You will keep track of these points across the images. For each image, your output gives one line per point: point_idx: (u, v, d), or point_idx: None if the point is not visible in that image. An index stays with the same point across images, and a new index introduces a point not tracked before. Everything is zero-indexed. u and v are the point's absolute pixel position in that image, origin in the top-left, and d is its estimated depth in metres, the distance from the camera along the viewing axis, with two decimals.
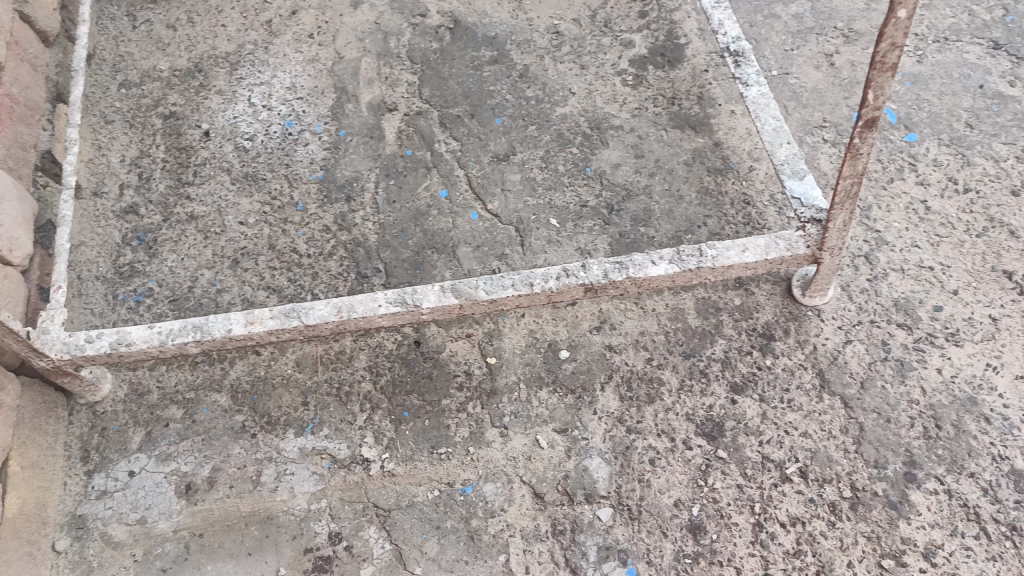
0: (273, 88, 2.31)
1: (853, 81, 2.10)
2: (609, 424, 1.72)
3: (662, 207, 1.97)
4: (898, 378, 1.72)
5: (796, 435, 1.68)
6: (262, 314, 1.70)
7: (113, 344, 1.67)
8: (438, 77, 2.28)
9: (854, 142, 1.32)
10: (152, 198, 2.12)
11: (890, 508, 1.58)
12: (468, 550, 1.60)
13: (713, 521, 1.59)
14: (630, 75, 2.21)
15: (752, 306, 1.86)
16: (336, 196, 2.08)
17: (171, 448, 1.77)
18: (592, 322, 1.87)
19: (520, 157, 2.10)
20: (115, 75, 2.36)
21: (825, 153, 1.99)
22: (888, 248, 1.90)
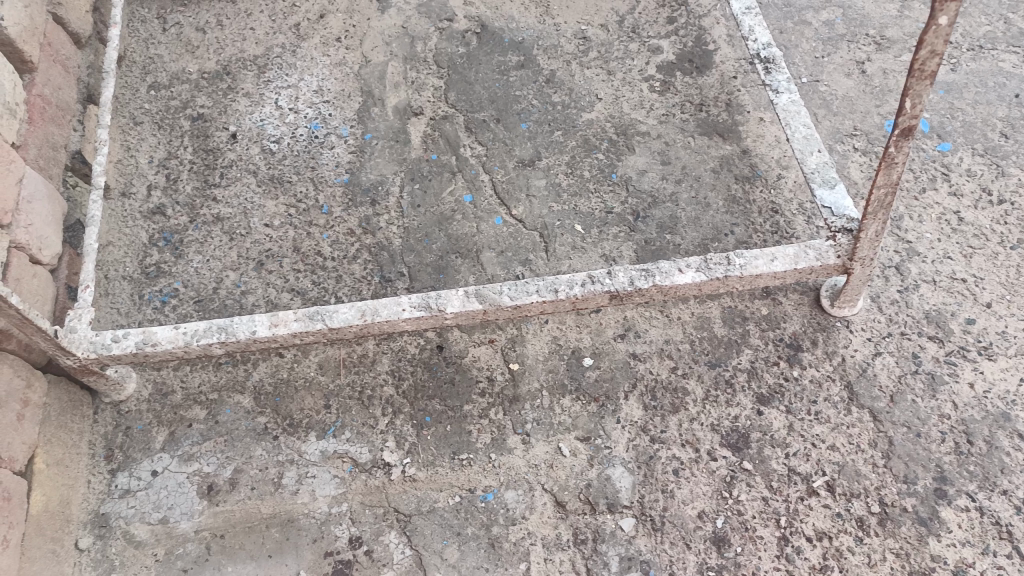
0: (300, 91, 2.32)
1: (885, 88, 2.07)
2: (633, 433, 1.71)
3: (689, 214, 1.95)
4: (929, 393, 1.69)
5: (823, 448, 1.65)
6: (286, 316, 1.70)
7: (139, 344, 1.68)
8: (465, 81, 2.28)
9: (890, 151, 1.30)
10: (179, 199, 2.13)
11: (919, 525, 1.55)
12: (489, 558, 1.59)
13: (737, 533, 1.57)
14: (658, 81, 2.20)
15: (779, 316, 1.83)
16: (361, 199, 2.08)
17: (194, 448, 1.77)
18: (616, 330, 1.85)
19: (545, 162, 2.09)
20: (145, 77, 2.38)
21: (855, 162, 1.94)
22: (919, 258, 1.87)
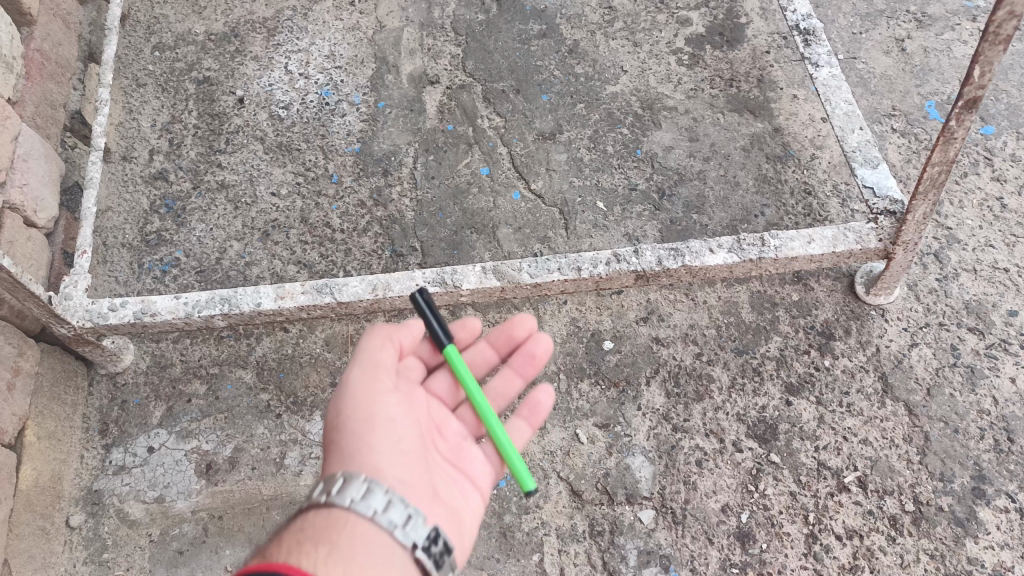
0: (311, 55, 2.22)
1: (926, 67, 1.98)
2: (654, 421, 1.62)
3: (717, 194, 1.86)
4: (968, 387, 1.61)
5: (854, 442, 1.57)
6: (292, 289, 1.63)
7: (137, 314, 1.61)
8: (483, 50, 2.18)
9: (951, 125, 1.25)
10: (182, 164, 2.04)
11: (956, 525, 1.47)
12: (500, 547, 1.50)
13: (764, 529, 1.49)
14: (686, 54, 2.10)
15: (811, 303, 1.74)
16: (373, 169, 1.99)
17: (192, 425, 1.69)
18: (639, 312, 1.76)
19: (567, 136, 1.99)
20: (149, 37, 2.28)
21: (893, 143, 1.85)
22: (959, 246, 1.78)
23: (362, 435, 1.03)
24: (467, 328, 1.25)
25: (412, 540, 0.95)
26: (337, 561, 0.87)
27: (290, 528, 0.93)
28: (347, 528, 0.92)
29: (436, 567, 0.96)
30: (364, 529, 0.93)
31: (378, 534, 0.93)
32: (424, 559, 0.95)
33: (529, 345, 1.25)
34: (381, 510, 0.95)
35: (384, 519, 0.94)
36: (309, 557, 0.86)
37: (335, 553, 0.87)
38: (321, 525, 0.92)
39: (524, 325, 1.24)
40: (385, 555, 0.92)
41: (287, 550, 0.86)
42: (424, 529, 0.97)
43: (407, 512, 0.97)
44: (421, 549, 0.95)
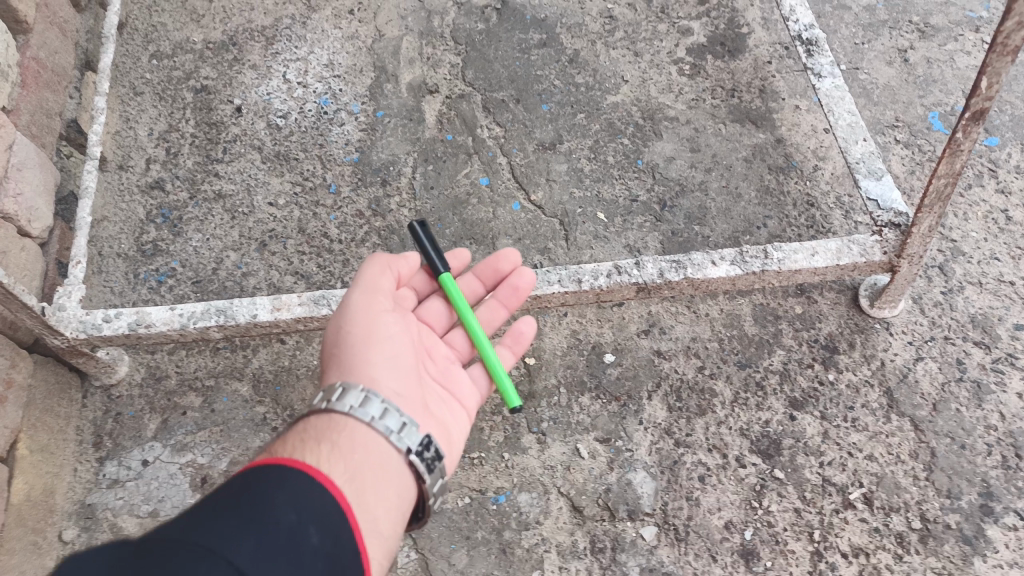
0: (309, 64, 2.20)
1: (929, 78, 1.97)
2: (657, 436, 1.60)
3: (719, 205, 1.84)
4: (974, 402, 1.59)
5: (859, 458, 1.54)
6: (289, 300, 1.64)
7: (132, 325, 1.61)
8: (483, 59, 2.16)
9: (958, 137, 1.24)
10: (179, 174, 2.02)
11: (963, 543, 1.45)
12: (500, 564, 1.48)
13: (768, 547, 1.47)
14: (688, 64, 2.09)
15: (814, 316, 1.72)
16: (371, 179, 1.97)
17: (187, 438, 1.67)
18: (640, 325, 1.74)
19: (567, 146, 1.98)
20: (147, 46, 2.27)
21: (896, 155, 1.84)
22: (964, 259, 1.76)
23: (362, 351, 1.14)
24: (460, 259, 1.39)
25: (406, 445, 1.07)
26: (336, 461, 0.99)
27: (296, 430, 1.05)
28: (347, 433, 1.04)
29: (427, 470, 1.08)
30: (363, 435, 1.05)
31: (374, 439, 1.05)
32: (416, 461, 1.07)
33: (511, 279, 1.38)
34: (378, 418, 1.07)
35: (381, 426, 1.06)
36: (312, 455, 0.98)
37: (336, 454, 1.00)
38: (324, 429, 1.04)
39: (508, 259, 1.39)
40: (380, 458, 1.04)
41: (292, 448, 0.99)
42: (417, 436, 1.09)
43: (402, 420, 1.08)
44: (414, 453, 1.07)
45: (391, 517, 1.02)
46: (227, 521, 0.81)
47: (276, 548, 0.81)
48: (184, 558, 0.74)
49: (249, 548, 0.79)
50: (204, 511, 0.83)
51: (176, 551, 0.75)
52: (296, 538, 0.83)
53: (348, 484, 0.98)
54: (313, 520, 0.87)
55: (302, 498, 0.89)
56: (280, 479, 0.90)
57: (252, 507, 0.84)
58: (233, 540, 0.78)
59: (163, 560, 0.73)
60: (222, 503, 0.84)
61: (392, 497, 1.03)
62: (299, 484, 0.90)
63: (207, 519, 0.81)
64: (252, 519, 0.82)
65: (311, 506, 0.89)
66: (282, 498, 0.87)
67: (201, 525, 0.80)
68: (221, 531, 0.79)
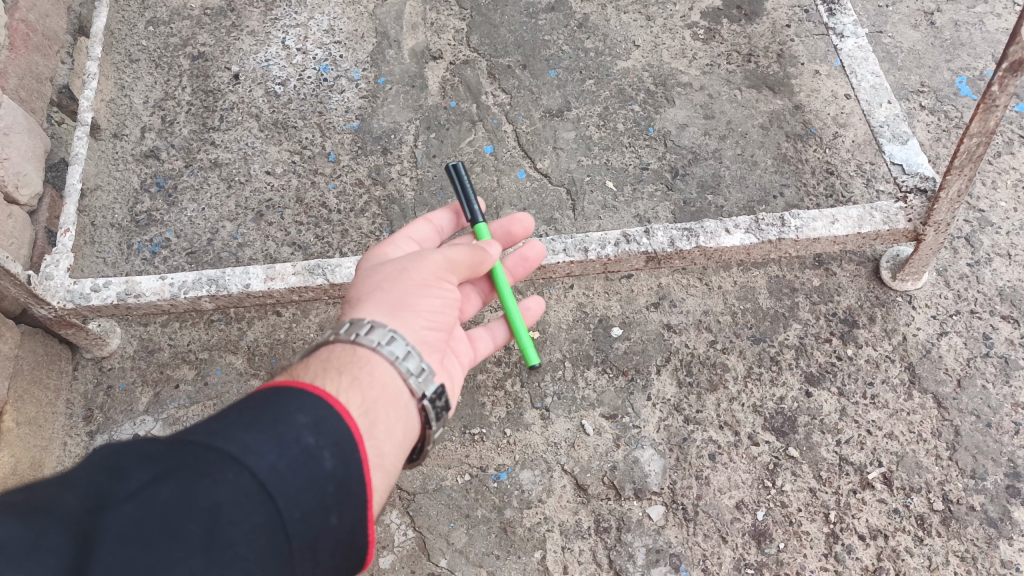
0: (309, 30, 2.13)
1: (956, 42, 1.87)
2: (665, 412, 1.53)
3: (733, 173, 1.76)
4: (1001, 378, 1.51)
5: (879, 436, 1.47)
6: (283, 269, 1.58)
7: (121, 295, 1.54)
8: (489, 24, 2.09)
9: (992, 90, 1.15)
10: (174, 142, 1.96)
11: (988, 526, 1.37)
12: (500, 544, 1.41)
13: (781, 528, 1.39)
14: (702, 28, 2.01)
15: (833, 288, 1.64)
16: (371, 147, 1.90)
17: (179, 411, 1.61)
18: (650, 298, 1.66)
19: (575, 113, 1.90)
20: (144, 12, 2.20)
21: (921, 122, 1.75)
22: (992, 230, 1.68)
23: (409, 293, 1.06)
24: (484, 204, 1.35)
25: (423, 391, 0.99)
26: (354, 392, 0.90)
27: (317, 354, 0.96)
28: (369, 364, 0.95)
29: (436, 418, 1.02)
30: (382, 371, 0.96)
31: (393, 377, 0.97)
32: (428, 409, 1.00)
33: (525, 247, 1.32)
34: (401, 357, 0.98)
35: (402, 365, 0.98)
36: (331, 381, 0.90)
37: (355, 385, 0.91)
38: (346, 358, 0.95)
39: (522, 225, 1.33)
40: (397, 396, 0.95)
41: (313, 373, 0.90)
42: (434, 385, 1.01)
43: (422, 364, 1.00)
44: (428, 400, 0.99)
45: (395, 460, 0.94)
46: (248, 428, 0.73)
47: (295, 465, 0.72)
48: (204, 461, 0.67)
49: (270, 463, 0.71)
50: (225, 415, 0.75)
51: (197, 452, 0.68)
52: (313, 461, 0.74)
53: (362, 417, 0.89)
54: (333, 444, 0.77)
55: (324, 419, 0.79)
56: (301, 398, 0.80)
57: (275, 419, 0.75)
58: (253, 450, 0.70)
59: (186, 459, 0.67)
60: (243, 407, 0.76)
61: (400, 438, 0.95)
62: (320, 406, 0.80)
63: (230, 421, 0.74)
64: (272, 432, 0.73)
65: (333, 429, 0.78)
66: (301, 419, 0.77)
67: (224, 428, 0.72)
68: (242, 438, 0.71)
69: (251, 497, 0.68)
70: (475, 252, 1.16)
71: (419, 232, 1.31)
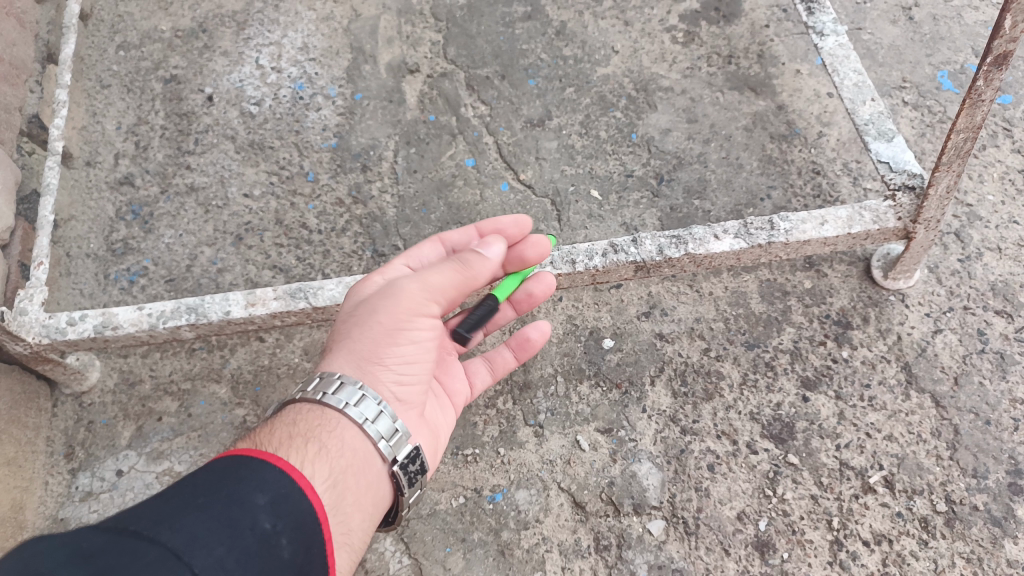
0: (283, 48, 2.09)
1: (936, 36, 1.86)
2: (661, 424, 1.50)
3: (719, 176, 1.74)
4: (999, 374, 1.48)
5: (879, 439, 1.44)
6: (264, 295, 1.54)
7: (97, 327, 1.51)
8: (465, 35, 2.06)
9: (978, 84, 1.13)
10: (149, 168, 1.92)
11: (993, 525, 1.35)
12: (498, 567, 1.38)
13: (784, 537, 1.36)
14: (680, 32, 1.99)
15: (825, 290, 1.62)
16: (350, 165, 1.87)
17: (164, 445, 1.57)
18: (640, 307, 1.63)
19: (557, 122, 1.88)
20: (114, 37, 2.16)
21: (905, 117, 1.73)
22: (981, 224, 1.66)
23: (378, 343, 1.07)
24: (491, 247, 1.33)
25: (393, 455, 1.04)
26: (319, 462, 0.94)
27: (283, 419, 1.01)
28: (337, 429, 1.00)
29: (408, 483, 1.06)
30: (351, 435, 1.01)
31: (363, 440, 1.02)
32: (399, 473, 1.05)
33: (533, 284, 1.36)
34: (371, 419, 1.02)
35: (371, 429, 1.02)
36: (294, 454, 0.93)
37: (320, 455, 0.95)
38: (312, 421, 1.00)
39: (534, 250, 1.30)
40: (367, 461, 1.01)
41: (278, 443, 0.94)
42: (407, 447, 1.05)
43: (395, 426, 1.04)
44: (399, 464, 1.04)
45: (362, 530, 1.00)
46: (198, 517, 0.77)
47: (243, 558, 0.76)
48: (143, 564, 0.69)
49: (215, 557, 0.74)
50: (177, 500, 0.78)
51: (138, 550, 0.71)
52: (267, 550, 0.79)
53: (327, 490, 0.93)
54: (289, 529, 0.82)
55: (281, 500, 0.84)
56: (261, 476, 0.85)
57: (229, 504, 0.80)
58: (198, 544, 0.74)
59: (124, 557, 0.69)
60: (198, 490, 0.80)
61: (367, 506, 1.00)
62: (279, 484, 0.85)
63: (179, 509, 0.77)
64: (224, 522, 0.78)
65: (289, 512, 0.84)
66: (259, 501, 0.82)
67: (171, 517, 0.76)
68: (189, 530, 0.75)
69: None
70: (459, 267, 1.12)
71: (419, 255, 1.30)
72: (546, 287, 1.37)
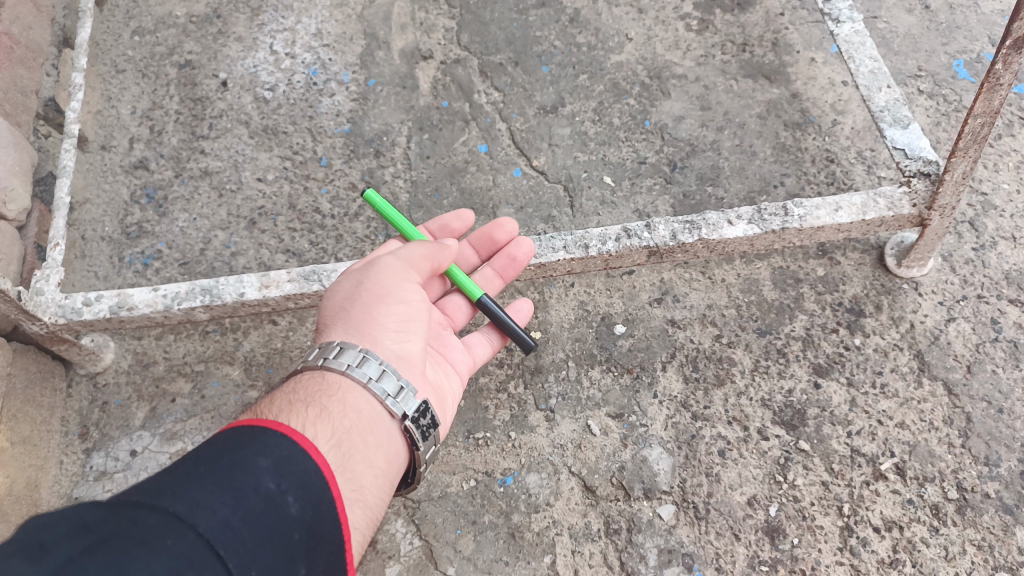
0: (297, 34, 2.10)
1: (952, 25, 1.85)
2: (672, 410, 1.50)
3: (732, 164, 1.74)
4: (1012, 363, 1.48)
5: (891, 426, 1.44)
6: (278, 277, 1.55)
7: (113, 308, 1.53)
8: (479, 22, 2.06)
9: (997, 68, 1.13)
10: (163, 152, 1.93)
11: (1004, 513, 1.35)
12: (508, 550, 1.38)
13: (794, 523, 1.37)
14: (695, 19, 1.98)
15: (838, 278, 1.62)
16: (364, 150, 1.87)
17: (177, 425, 1.58)
18: (652, 293, 1.63)
19: (570, 109, 1.88)
20: (128, 22, 2.17)
21: (920, 106, 1.72)
22: (996, 213, 1.65)
23: (370, 309, 1.13)
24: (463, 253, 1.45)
25: (402, 410, 1.05)
26: (322, 424, 0.96)
27: (284, 390, 1.02)
28: (338, 392, 1.02)
29: (422, 438, 1.07)
30: (355, 396, 1.03)
31: (369, 400, 1.04)
32: (411, 428, 1.06)
33: (513, 249, 1.41)
34: (374, 378, 1.05)
35: (377, 387, 1.04)
36: (297, 419, 0.94)
37: (322, 417, 0.97)
38: (313, 388, 1.02)
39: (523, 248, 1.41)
40: (374, 422, 1.02)
41: (280, 410, 0.95)
42: (415, 401, 1.07)
43: (400, 383, 1.06)
44: (410, 419, 1.05)
45: (377, 489, 0.99)
46: (199, 484, 0.77)
47: (247, 518, 0.77)
48: (142, 529, 0.70)
49: (219, 518, 0.75)
50: (178, 471, 0.79)
51: (139, 518, 0.71)
52: (273, 508, 0.79)
53: (334, 451, 0.94)
54: (294, 487, 0.83)
55: (284, 462, 0.84)
56: (263, 442, 0.86)
57: (231, 469, 0.80)
58: (201, 509, 0.74)
59: (124, 526, 0.70)
60: (199, 461, 0.81)
61: (380, 465, 1.01)
62: (281, 447, 0.86)
63: (182, 479, 0.78)
64: (227, 485, 0.78)
65: (293, 472, 0.84)
66: (262, 463, 0.83)
67: (173, 486, 0.76)
68: (191, 496, 0.75)
69: (196, 559, 0.70)
70: (430, 246, 1.24)
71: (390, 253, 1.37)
72: (527, 252, 1.41)
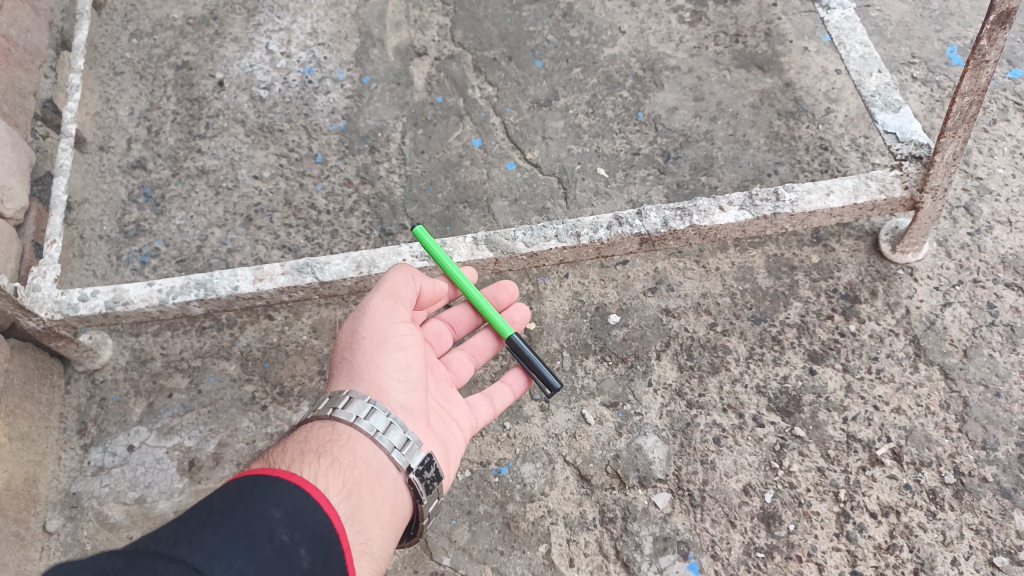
0: (292, 34, 2.11)
1: (945, 12, 1.85)
2: (667, 398, 1.49)
3: (726, 154, 1.74)
4: (1009, 346, 1.47)
5: (887, 412, 1.43)
6: (272, 270, 1.56)
7: (109, 303, 1.54)
8: (473, 18, 2.07)
9: (981, 45, 1.13)
10: (161, 151, 1.94)
11: (1002, 497, 1.33)
12: (503, 540, 1.38)
13: (790, 509, 1.36)
14: (688, 12, 1.99)
15: (833, 265, 1.61)
16: (358, 146, 1.88)
17: (174, 421, 1.58)
18: (646, 283, 1.63)
19: (563, 102, 1.88)
20: (126, 25, 2.19)
21: (914, 92, 1.72)
22: (991, 197, 1.64)
23: (371, 355, 1.13)
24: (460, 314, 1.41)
25: (407, 463, 1.05)
26: (334, 476, 0.96)
27: (295, 437, 1.02)
28: (345, 441, 1.03)
29: (426, 490, 1.07)
30: (363, 447, 1.03)
31: (375, 451, 1.04)
32: (415, 481, 1.06)
33: (513, 311, 1.39)
34: (381, 430, 1.05)
35: (383, 439, 1.05)
36: (309, 469, 0.94)
37: (334, 467, 0.97)
38: (323, 438, 1.02)
39: (521, 313, 1.40)
40: (381, 472, 1.03)
41: (291, 460, 0.95)
42: (420, 454, 1.07)
43: (405, 435, 1.07)
44: (414, 472, 1.06)
45: (382, 542, 0.99)
46: (215, 534, 0.78)
47: (262, 569, 0.77)
48: None
49: (235, 569, 0.75)
50: (194, 520, 0.80)
51: (158, 567, 0.71)
52: (286, 560, 0.80)
53: (343, 502, 0.94)
54: (307, 539, 0.83)
55: (296, 514, 0.85)
56: (275, 492, 0.86)
57: (245, 520, 0.81)
58: (218, 560, 0.75)
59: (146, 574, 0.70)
60: (214, 510, 0.82)
61: (387, 516, 1.01)
62: (294, 497, 0.87)
63: (197, 529, 0.78)
64: (241, 534, 0.79)
65: (305, 524, 0.85)
66: (276, 514, 0.83)
67: (189, 536, 0.77)
68: (209, 546, 0.76)
69: None
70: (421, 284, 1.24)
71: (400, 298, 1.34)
72: (524, 317, 1.40)
